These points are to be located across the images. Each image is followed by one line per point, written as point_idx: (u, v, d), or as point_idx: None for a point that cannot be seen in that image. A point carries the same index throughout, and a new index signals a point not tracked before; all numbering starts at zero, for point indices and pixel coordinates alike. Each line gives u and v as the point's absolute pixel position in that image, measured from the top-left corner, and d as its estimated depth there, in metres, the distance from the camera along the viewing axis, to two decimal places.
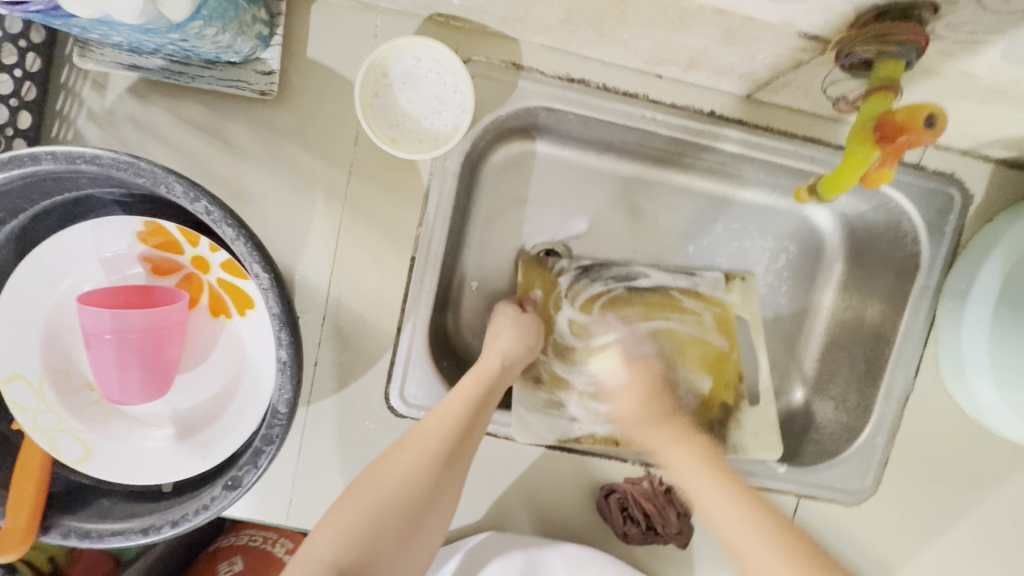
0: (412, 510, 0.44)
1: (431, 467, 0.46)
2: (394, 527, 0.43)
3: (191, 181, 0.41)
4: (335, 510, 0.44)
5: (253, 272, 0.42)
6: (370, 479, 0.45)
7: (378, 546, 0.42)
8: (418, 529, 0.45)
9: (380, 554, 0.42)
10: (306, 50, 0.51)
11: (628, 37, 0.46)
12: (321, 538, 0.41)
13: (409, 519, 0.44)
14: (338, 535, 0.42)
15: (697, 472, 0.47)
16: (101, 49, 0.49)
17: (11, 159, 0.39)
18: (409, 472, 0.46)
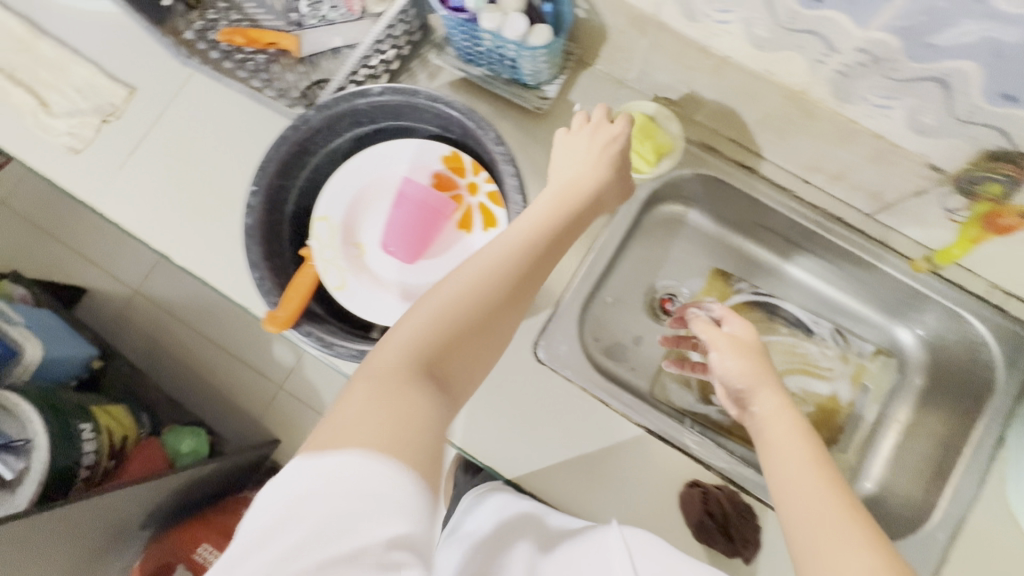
0: (495, 309, 0.47)
1: (530, 249, 0.52)
2: (439, 344, 0.44)
3: (500, 133, 0.62)
4: (394, 328, 0.46)
5: (514, 200, 0.61)
6: (422, 303, 0.47)
7: (428, 369, 0.43)
8: (459, 351, 0.45)
9: (455, 361, 0.45)
10: (568, 94, 0.75)
11: (798, 143, 0.66)
12: (407, 329, 0.45)
13: (481, 322, 0.46)
14: (402, 343, 0.44)
15: (796, 462, 0.48)
16: (449, 55, 0.75)
17: (404, 88, 0.62)
18: (457, 288, 0.47)
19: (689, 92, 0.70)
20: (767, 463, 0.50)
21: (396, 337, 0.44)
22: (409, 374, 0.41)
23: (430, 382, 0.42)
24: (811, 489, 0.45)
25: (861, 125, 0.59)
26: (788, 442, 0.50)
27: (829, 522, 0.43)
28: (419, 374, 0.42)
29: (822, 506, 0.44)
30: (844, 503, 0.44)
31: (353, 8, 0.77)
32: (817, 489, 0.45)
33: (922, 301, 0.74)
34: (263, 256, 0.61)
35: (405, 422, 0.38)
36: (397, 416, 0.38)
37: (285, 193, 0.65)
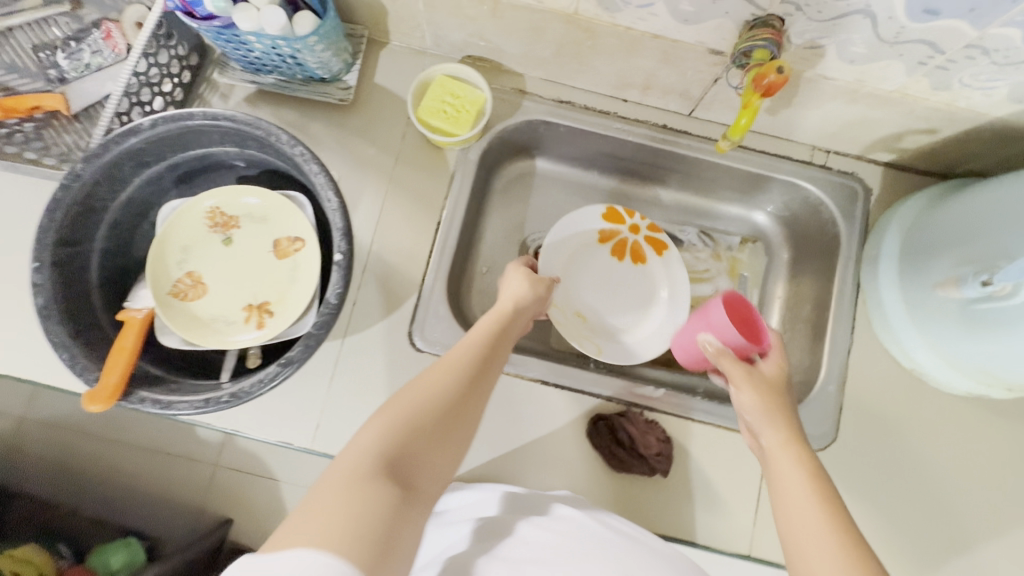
0: (442, 413, 0.42)
1: (458, 379, 0.46)
2: (457, 410, 0.43)
3: (294, 133, 0.59)
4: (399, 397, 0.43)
5: (326, 197, 0.58)
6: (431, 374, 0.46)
7: (450, 422, 0.43)
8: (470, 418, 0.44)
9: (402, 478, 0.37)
10: (373, 78, 0.73)
11: (598, 64, 0.67)
12: (375, 426, 0.40)
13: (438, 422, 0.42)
14: (404, 410, 0.41)
15: (806, 501, 0.44)
16: (236, 70, 0.71)
17: (176, 115, 0.58)
18: (460, 364, 0.47)
19: (485, 44, 0.69)
20: (773, 495, 0.47)
21: (405, 396, 0.43)
22: (403, 453, 0.38)
23: (388, 481, 0.36)
24: (812, 529, 0.42)
25: (637, 30, 0.59)
26: (790, 479, 0.46)
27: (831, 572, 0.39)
28: (409, 454, 0.39)
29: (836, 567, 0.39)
30: (841, 540, 0.40)
31: (117, 47, 0.71)
32: (824, 544, 0.40)
33: (763, 182, 0.77)
34: (69, 334, 0.55)
35: (364, 481, 0.35)
36: (375, 486, 0.35)
37: (84, 260, 0.59)
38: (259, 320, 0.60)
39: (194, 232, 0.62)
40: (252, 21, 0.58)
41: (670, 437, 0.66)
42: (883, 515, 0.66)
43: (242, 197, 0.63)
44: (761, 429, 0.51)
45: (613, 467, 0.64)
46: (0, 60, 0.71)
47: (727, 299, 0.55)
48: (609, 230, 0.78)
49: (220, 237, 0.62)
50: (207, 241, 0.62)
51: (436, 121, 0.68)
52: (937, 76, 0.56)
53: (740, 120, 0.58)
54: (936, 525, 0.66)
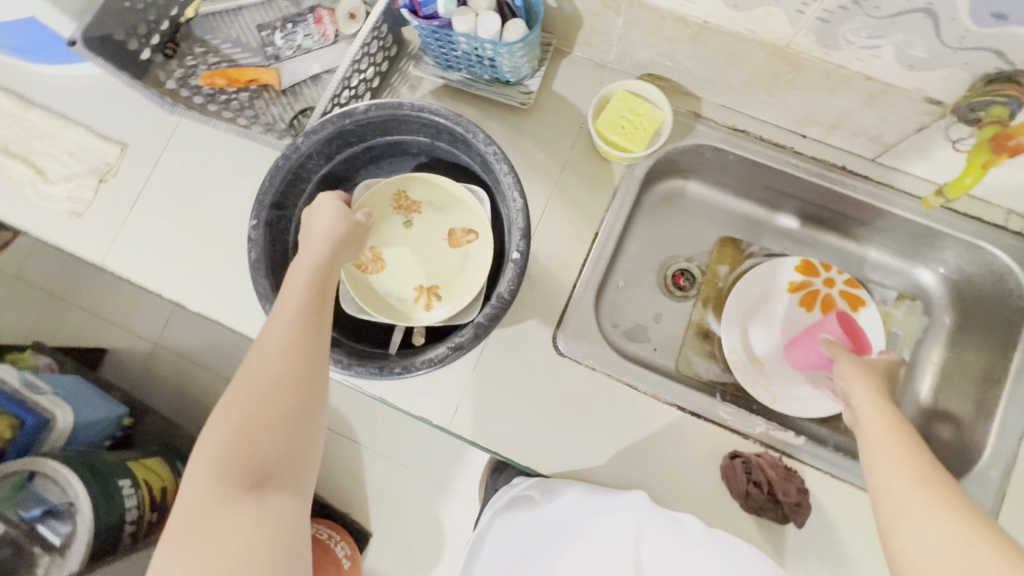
0: (302, 395, 0.46)
1: (292, 338, 0.47)
2: (310, 364, 0.47)
3: (489, 133, 0.61)
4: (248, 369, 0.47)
5: (511, 198, 0.60)
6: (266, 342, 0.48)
7: (312, 377, 0.47)
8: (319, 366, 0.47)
9: (280, 465, 0.43)
10: (552, 85, 0.75)
11: (790, 98, 0.66)
12: (242, 392, 0.45)
13: (298, 411, 0.45)
14: (254, 387, 0.45)
15: (888, 440, 0.50)
16: (428, 64, 0.75)
17: (387, 103, 0.62)
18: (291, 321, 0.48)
19: (673, 65, 0.70)
20: (862, 445, 0.52)
21: (252, 373, 0.46)
22: (248, 435, 0.43)
23: (252, 486, 0.41)
24: (888, 458, 0.48)
25: (851, 70, 0.58)
26: (874, 421, 0.53)
27: (906, 486, 0.45)
28: (264, 457, 0.43)
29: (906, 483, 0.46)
30: (915, 468, 0.46)
31: (327, 32, 0.78)
32: (898, 460, 0.48)
33: (941, 240, 0.72)
34: (270, 287, 0.61)
35: (235, 467, 0.42)
36: (248, 464, 0.42)
37: (286, 223, 0.66)
38: (427, 301, 0.65)
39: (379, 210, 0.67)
40: (469, 24, 0.62)
41: (807, 488, 0.64)
42: None
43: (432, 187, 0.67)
44: (856, 392, 0.58)
45: (745, 507, 0.62)
46: (228, 34, 0.80)
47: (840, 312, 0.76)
48: (802, 280, 0.80)
49: (402, 218, 0.67)
50: (389, 219, 0.67)
51: (613, 135, 0.70)
52: None
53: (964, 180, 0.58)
54: None
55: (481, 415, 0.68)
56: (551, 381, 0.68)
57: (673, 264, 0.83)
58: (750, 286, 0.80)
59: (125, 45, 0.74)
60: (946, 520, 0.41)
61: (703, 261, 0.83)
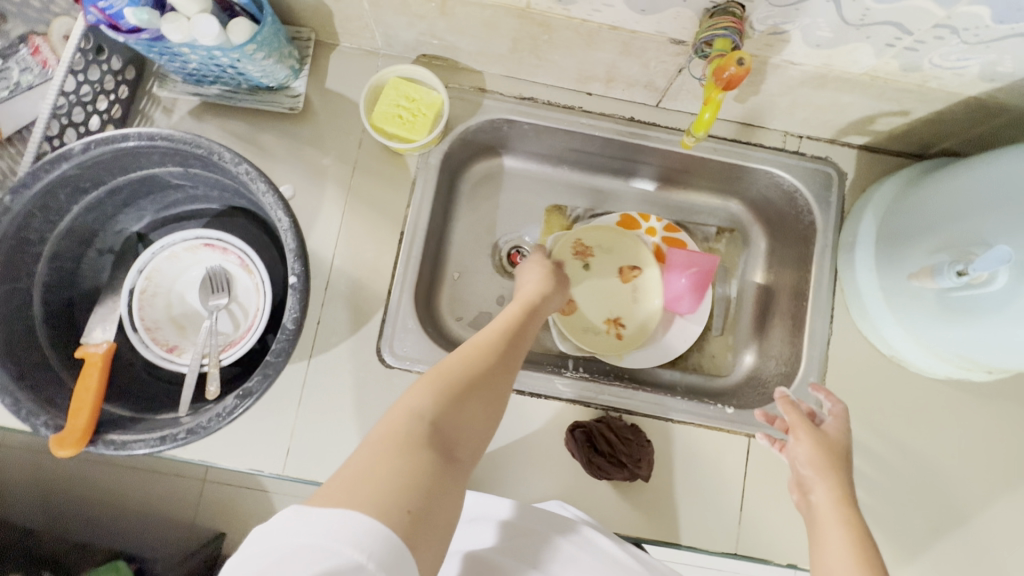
0: (467, 398, 0.46)
1: (495, 359, 0.50)
2: (502, 377, 0.50)
3: (236, 151, 0.55)
4: (435, 372, 0.48)
5: (276, 217, 0.54)
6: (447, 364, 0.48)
7: (490, 392, 0.48)
8: (506, 380, 0.50)
9: (442, 470, 0.40)
10: (323, 83, 0.69)
11: (559, 59, 0.64)
12: (422, 390, 0.45)
13: (463, 404, 0.45)
14: (439, 387, 0.46)
15: (846, 550, 0.46)
16: (175, 82, 0.67)
17: (107, 137, 0.54)
18: (486, 345, 0.52)
19: (440, 42, 0.66)
20: (816, 544, 0.49)
21: (433, 375, 0.47)
22: (435, 437, 0.41)
23: (417, 512, 0.36)
24: (836, 549, 0.47)
25: (594, 22, 0.56)
26: (831, 524, 0.50)
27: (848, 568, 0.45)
28: (441, 469, 0.40)
29: (849, 570, 0.45)
30: (862, 557, 0.45)
31: (48, 63, 0.68)
32: (854, 567, 0.45)
33: (737, 171, 0.75)
34: (13, 375, 0.51)
35: (408, 462, 0.38)
36: (418, 456, 0.39)
37: (23, 298, 0.55)
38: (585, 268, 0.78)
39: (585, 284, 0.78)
40: (182, 32, 0.54)
41: (651, 441, 0.64)
42: (869, 503, 0.65)
43: (614, 242, 0.80)
44: (818, 488, 0.53)
45: (593, 474, 0.62)
46: None
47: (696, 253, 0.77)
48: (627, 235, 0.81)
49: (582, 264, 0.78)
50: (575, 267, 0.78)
51: (392, 127, 0.65)
52: (906, 58, 0.54)
53: (704, 116, 0.57)
54: (920, 510, 0.65)
55: (312, 452, 0.63)
56: (382, 397, 0.64)
57: (505, 244, 0.81)
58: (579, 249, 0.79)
59: None
60: None
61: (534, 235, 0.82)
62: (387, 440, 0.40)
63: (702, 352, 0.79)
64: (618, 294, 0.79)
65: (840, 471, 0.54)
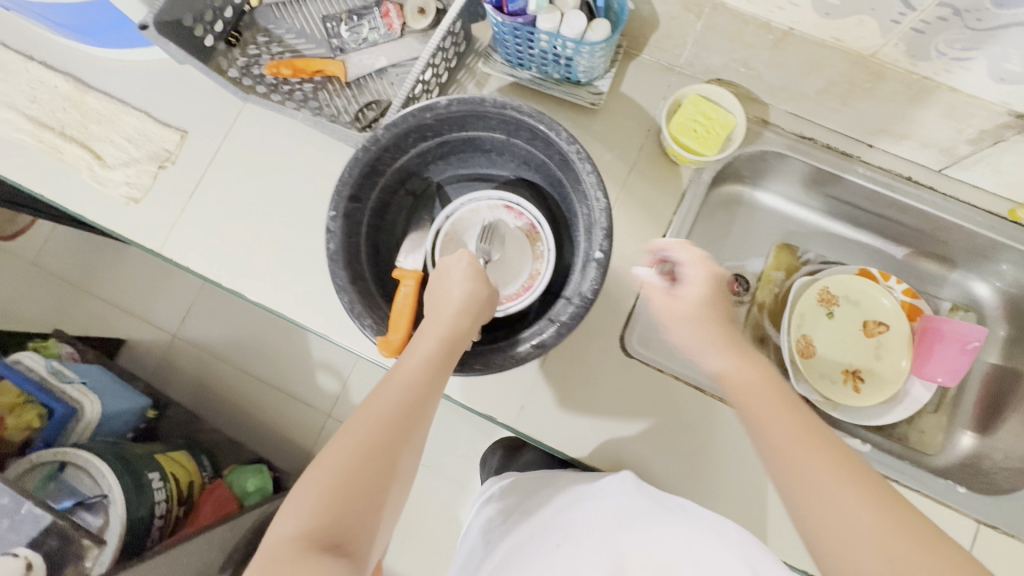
0: (398, 437, 0.44)
1: (413, 394, 0.48)
2: (418, 412, 0.47)
3: (572, 132, 0.61)
4: (373, 396, 0.47)
5: (595, 197, 0.60)
6: (365, 410, 0.46)
7: (412, 420, 0.46)
8: (412, 437, 0.45)
9: (360, 509, 0.40)
10: (621, 87, 0.75)
11: (865, 107, 0.66)
12: (376, 408, 0.46)
13: (388, 443, 0.44)
14: (382, 415, 0.45)
15: (786, 422, 0.46)
16: (497, 61, 0.75)
17: (470, 98, 0.62)
18: (411, 379, 0.49)
19: (747, 71, 0.70)
20: (739, 411, 0.50)
21: (373, 398, 0.47)
22: (359, 465, 0.42)
23: (332, 549, 0.37)
24: (786, 443, 0.45)
25: (935, 81, 0.58)
26: (754, 391, 0.49)
27: (833, 484, 0.41)
28: (343, 520, 0.39)
29: (843, 481, 0.41)
30: (806, 435, 0.45)
31: (393, 26, 0.77)
32: (820, 462, 0.42)
33: (1004, 253, 0.73)
34: (348, 278, 0.61)
35: (329, 512, 0.39)
36: (335, 493, 0.40)
37: (361, 215, 0.66)
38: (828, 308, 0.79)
39: (828, 330, 0.79)
40: (554, 21, 0.62)
41: None
42: None
43: (860, 293, 0.79)
44: (708, 349, 0.55)
45: None
46: (292, 24, 0.80)
47: (968, 326, 0.72)
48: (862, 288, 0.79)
49: (825, 310, 0.79)
50: (817, 312, 0.79)
51: (686, 139, 0.69)
52: None
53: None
54: None
55: (546, 413, 0.68)
56: (617, 381, 0.68)
57: (728, 269, 0.84)
58: (808, 290, 0.79)
59: (192, 31, 0.73)
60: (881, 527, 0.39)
61: (758, 266, 0.84)
62: (323, 465, 0.42)
63: (914, 424, 0.77)
64: (859, 348, 0.78)
65: (795, 402, 0.49)
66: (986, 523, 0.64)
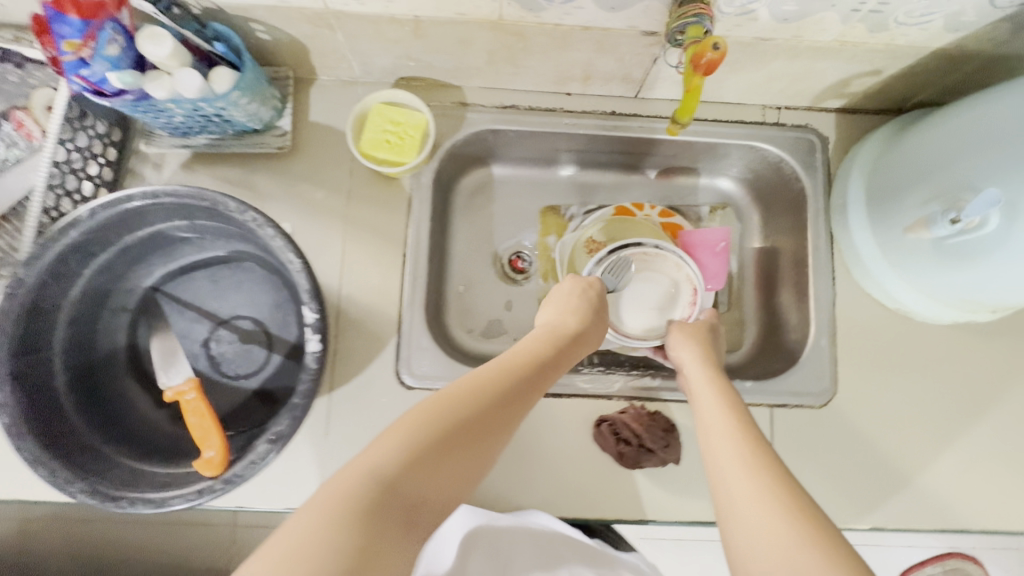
0: (442, 439, 0.40)
1: (440, 404, 0.44)
2: (468, 427, 0.43)
3: (242, 200, 0.56)
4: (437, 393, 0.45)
5: (287, 260, 0.55)
6: (430, 402, 0.43)
7: (444, 442, 0.40)
8: (481, 446, 0.42)
9: (384, 527, 0.34)
10: (308, 118, 0.70)
11: (534, 64, 0.66)
12: (415, 407, 0.43)
13: (449, 438, 0.41)
14: (424, 420, 0.41)
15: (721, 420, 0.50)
16: (162, 137, 0.67)
17: (113, 199, 0.54)
18: (460, 387, 0.46)
19: (417, 63, 0.67)
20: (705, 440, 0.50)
21: (429, 399, 0.44)
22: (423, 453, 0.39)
23: (383, 513, 0.34)
24: (728, 449, 0.47)
25: (567, 25, 0.58)
26: (706, 401, 0.54)
27: (728, 466, 0.45)
28: (397, 486, 0.36)
29: (729, 453, 0.46)
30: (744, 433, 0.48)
31: (31, 137, 0.67)
32: (732, 451, 0.46)
33: (721, 150, 0.76)
34: (40, 448, 0.52)
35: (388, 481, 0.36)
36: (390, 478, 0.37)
37: (46, 366, 0.57)
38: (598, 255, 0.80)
39: None
40: (166, 87, 0.55)
41: (675, 426, 0.66)
42: (891, 455, 0.67)
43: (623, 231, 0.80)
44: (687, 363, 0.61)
45: (620, 463, 0.64)
46: None
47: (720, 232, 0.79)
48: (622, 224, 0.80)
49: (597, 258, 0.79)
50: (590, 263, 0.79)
51: (382, 152, 0.66)
52: (872, 19, 0.55)
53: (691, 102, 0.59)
54: (940, 456, 0.67)
55: None
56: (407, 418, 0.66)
57: (505, 250, 0.82)
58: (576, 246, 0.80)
59: None
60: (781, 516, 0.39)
61: (531, 237, 0.83)
62: (383, 443, 0.39)
63: None
64: None
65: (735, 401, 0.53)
66: (775, 405, 0.68)
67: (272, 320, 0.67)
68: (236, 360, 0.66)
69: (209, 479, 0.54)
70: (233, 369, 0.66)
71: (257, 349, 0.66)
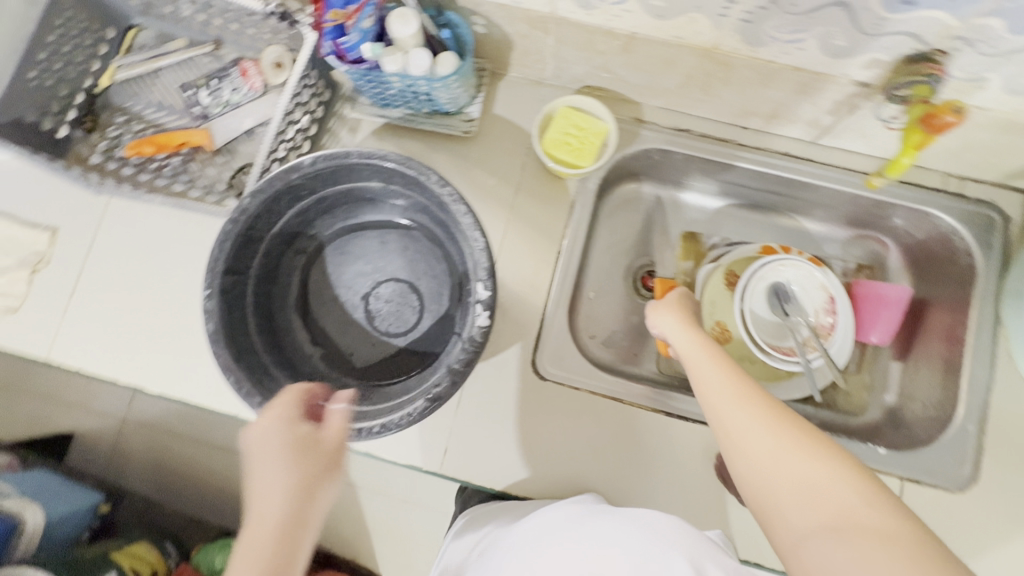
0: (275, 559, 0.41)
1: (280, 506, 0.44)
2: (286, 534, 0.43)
3: (441, 174, 0.59)
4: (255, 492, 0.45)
5: (472, 238, 0.58)
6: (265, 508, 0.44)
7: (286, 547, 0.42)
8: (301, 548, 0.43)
9: None
10: (493, 109, 0.75)
11: (726, 94, 0.67)
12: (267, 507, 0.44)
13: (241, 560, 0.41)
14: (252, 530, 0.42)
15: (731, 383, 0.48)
16: (364, 105, 0.74)
17: (333, 155, 0.60)
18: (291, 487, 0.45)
19: (610, 75, 0.70)
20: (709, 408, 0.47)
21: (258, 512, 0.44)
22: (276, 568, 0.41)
23: None
24: (743, 419, 0.44)
25: (779, 64, 0.59)
26: (712, 370, 0.50)
27: (769, 444, 0.42)
28: None
29: (773, 435, 0.42)
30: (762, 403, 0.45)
31: (254, 85, 0.75)
32: (755, 425, 0.43)
33: (888, 210, 0.75)
34: (233, 356, 0.58)
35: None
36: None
37: (242, 287, 0.63)
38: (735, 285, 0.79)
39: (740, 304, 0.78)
40: (398, 63, 0.60)
41: None
42: None
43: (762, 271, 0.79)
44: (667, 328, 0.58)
45: (738, 499, 0.64)
46: (149, 99, 0.77)
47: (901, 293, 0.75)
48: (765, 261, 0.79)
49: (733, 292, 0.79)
50: (726, 297, 0.79)
51: (562, 153, 0.70)
52: None
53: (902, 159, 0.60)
54: None
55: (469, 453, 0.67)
56: (533, 407, 0.68)
57: (639, 266, 0.83)
58: (712, 274, 0.80)
59: (38, 125, 0.70)
60: (836, 482, 0.39)
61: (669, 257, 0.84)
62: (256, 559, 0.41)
63: (839, 389, 0.77)
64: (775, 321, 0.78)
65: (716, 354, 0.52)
66: (907, 479, 0.66)
67: (427, 289, 0.71)
68: (389, 318, 0.71)
69: (366, 420, 0.57)
70: (385, 325, 0.71)
71: (410, 312, 0.71)
